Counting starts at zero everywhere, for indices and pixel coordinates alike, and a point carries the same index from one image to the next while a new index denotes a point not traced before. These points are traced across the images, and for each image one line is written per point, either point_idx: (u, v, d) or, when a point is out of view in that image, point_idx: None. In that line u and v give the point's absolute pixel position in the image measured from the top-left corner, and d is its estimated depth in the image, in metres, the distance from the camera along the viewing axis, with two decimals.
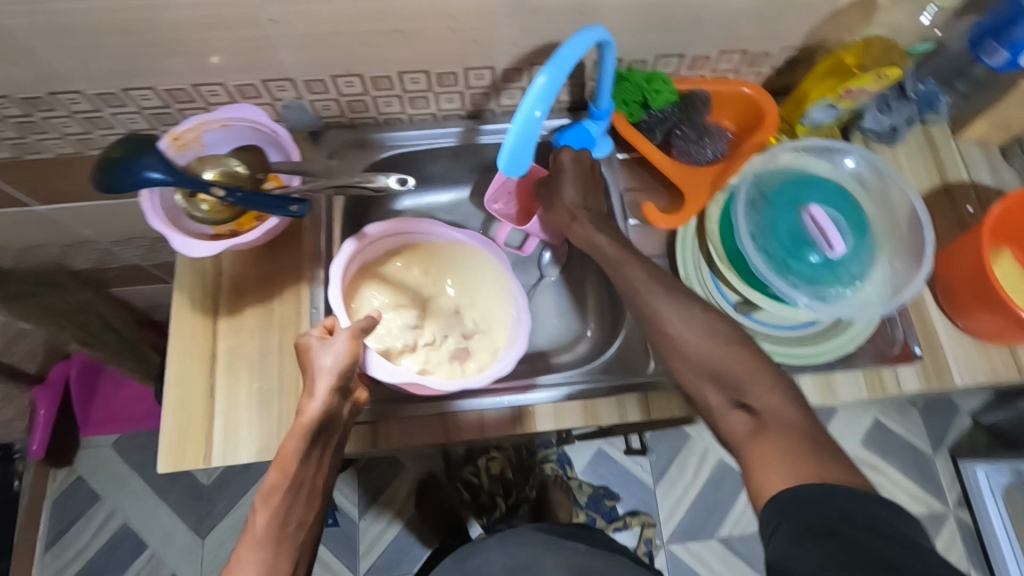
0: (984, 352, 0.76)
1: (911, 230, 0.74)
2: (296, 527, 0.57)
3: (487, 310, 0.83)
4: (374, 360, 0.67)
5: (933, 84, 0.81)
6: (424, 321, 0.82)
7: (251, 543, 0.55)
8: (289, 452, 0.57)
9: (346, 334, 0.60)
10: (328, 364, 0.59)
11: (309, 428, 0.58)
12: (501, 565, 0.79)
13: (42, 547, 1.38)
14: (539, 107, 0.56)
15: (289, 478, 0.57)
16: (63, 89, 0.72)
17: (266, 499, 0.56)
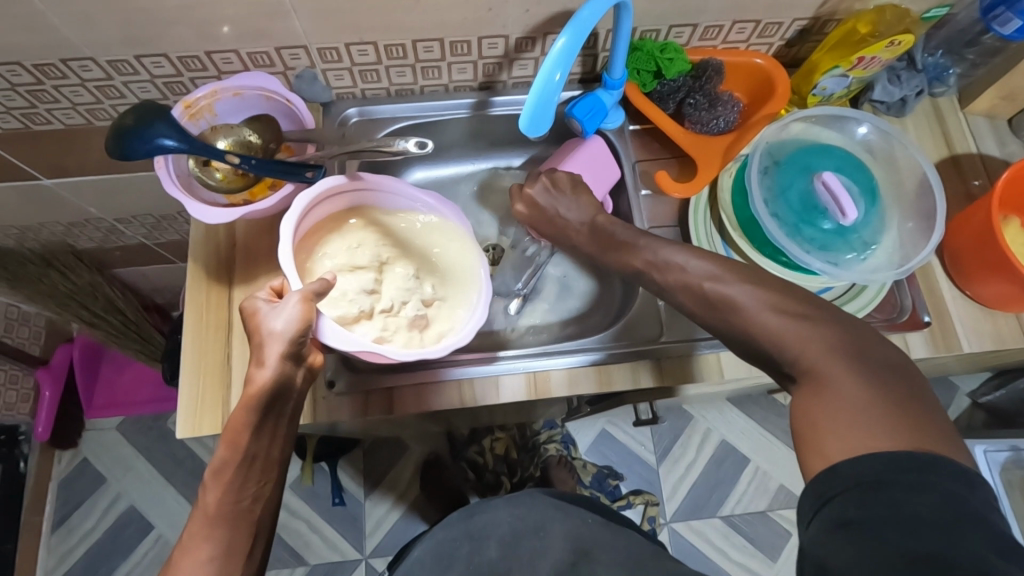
0: (991, 319, 0.77)
1: (919, 196, 0.75)
2: (251, 501, 0.58)
3: (450, 279, 0.78)
4: (326, 326, 0.62)
5: (942, 57, 0.83)
6: (380, 284, 0.75)
7: (204, 520, 0.56)
8: (237, 424, 0.57)
9: (298, 298, 0.58)
10: (279, 327, 0.57)
11: (257, 399, 0.57)
12: (508, 526, 0.81)
13: (48, 529, 1.38)
14: (559, 70, 0.55)
15: (240, 452, 0.57)
16: (75, 56, 0.71)
17: (217, 476, 0.57)
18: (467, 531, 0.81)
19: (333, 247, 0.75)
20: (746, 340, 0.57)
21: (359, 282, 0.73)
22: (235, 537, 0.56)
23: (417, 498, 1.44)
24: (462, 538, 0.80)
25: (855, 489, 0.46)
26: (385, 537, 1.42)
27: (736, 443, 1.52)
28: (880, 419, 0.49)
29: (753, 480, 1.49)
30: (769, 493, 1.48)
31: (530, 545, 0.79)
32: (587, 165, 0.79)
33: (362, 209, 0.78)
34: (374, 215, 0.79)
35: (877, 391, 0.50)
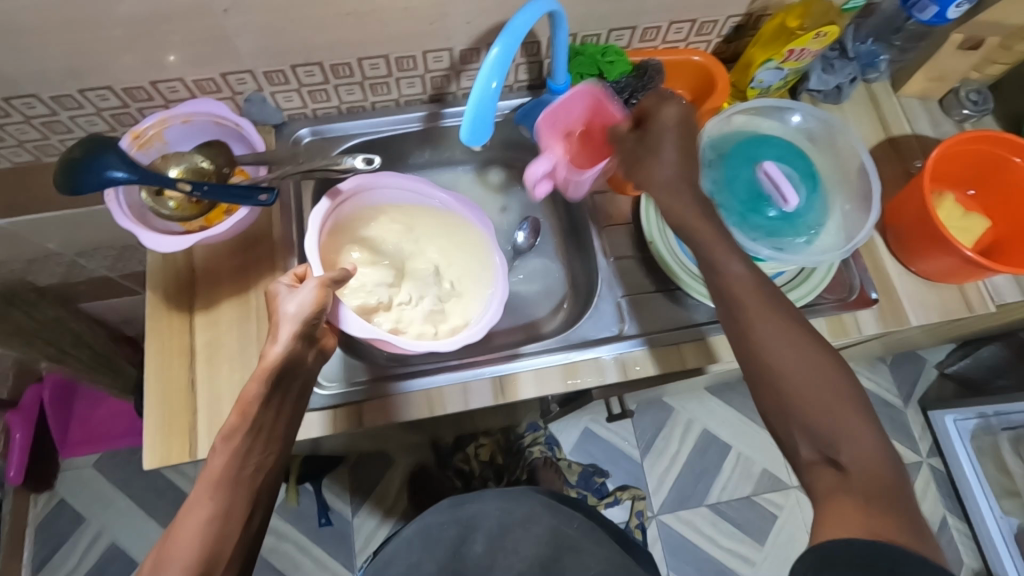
0: (936, 292, 0.81)
1: (859, 178, 0.78)
2: (253, 470, 0.55)
3: (466, 276, 0.83)
4: (346, 315, 0.68)
5: (874, 44, 0.87)
6: (401, 279, 0.80)
7: (206, 483, 0.53)
8: (251, 395, 0.57)
9: (315, 284, 0.62)
10: (293, 308, 0.60)
11: (271, 368, 0.58)
12: (496, 519, 0.81)
13: (28, 574, 1.35)
14: (495, 78, 0.57)
15: (250, 420, 0.56)
16: (17, 93, 0.71)
17: (226, 441, 0.55)
18: (455, 518, 0.81)
19: (359, 241, 0.80)
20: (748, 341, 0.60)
21: (380, 276, 0.78)
22: (235, 504, 0.53)
23: (406, 510, 1.44)
24: (451, 525, 0.80)
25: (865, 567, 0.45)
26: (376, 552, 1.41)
27: (717, 431, 1.55)
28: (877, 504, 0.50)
29: (737, 466, 1.52)
30: (753, 478, 1.51)
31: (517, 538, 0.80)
32: None
33: (387, 206, 0.82)
34: (399, 211, 0.84)
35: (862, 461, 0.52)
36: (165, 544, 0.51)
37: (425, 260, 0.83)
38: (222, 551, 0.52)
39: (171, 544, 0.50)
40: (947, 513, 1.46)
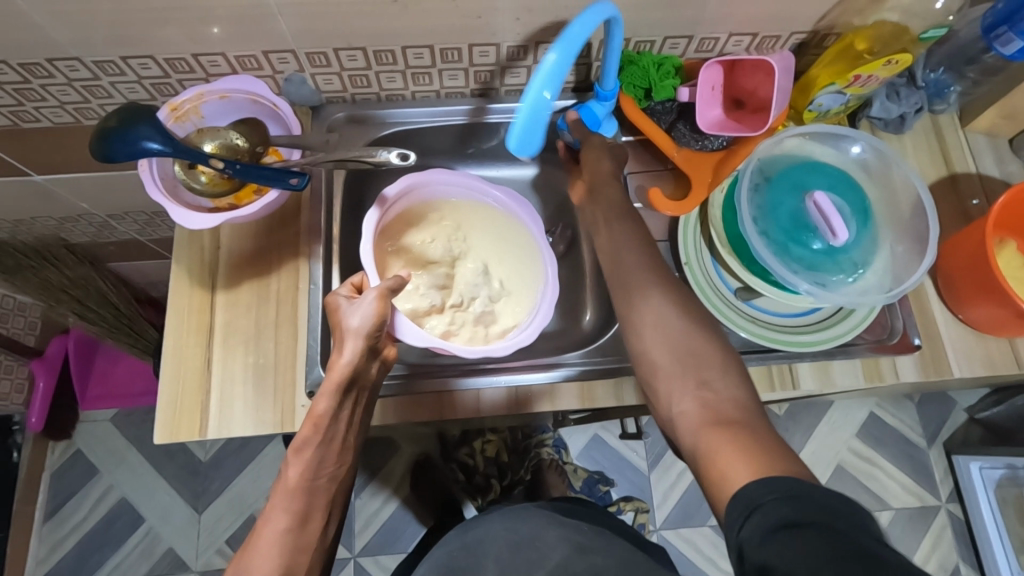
0: (982, 343, 0.76)
1: (914, 217, 0.74)
2: (327, 479, 0.60)
3: (514, 277, 0.82)
4: (402, 323, 0.67)
5: (944, 73, 0.81)
6: (451, 279, 0.81)
7: (284, 492, 0.59)
8: (322, 408, 0.59)
9: (375, 294, 0.61)
10: (358, 322, 0.60)
11: (343, 378, 0.60)
12: (505, 542, 0.78)
13: (40, 519, 1.39)
14: (549, 88, 0.54)
15: (321, 432, 0.59)
16: (61, 55, 0.70)
17: (299, 452, 0.59)
18: (463, 543, 0.82)
19: (416, 233, 0.81)
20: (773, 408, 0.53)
21: (430, 278, 0.79)
22: (311, 509, 0.59)
23: (407, 498, 1.44)
24: (459, 551, 0.81)
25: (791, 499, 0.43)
26: (375, 536, 1.42)
27: None
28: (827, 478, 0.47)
29: None
30: None
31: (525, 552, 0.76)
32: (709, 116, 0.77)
33: (437, 202, 0.83)
34: (450, 208, 0.84)
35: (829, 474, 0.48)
36: (246, 554, 0.56)
37: (474, 260, 0.82)
38: (300, 560, 0.57)
39: (254, 555, 0.56)
40: (960, 561, 1.41)
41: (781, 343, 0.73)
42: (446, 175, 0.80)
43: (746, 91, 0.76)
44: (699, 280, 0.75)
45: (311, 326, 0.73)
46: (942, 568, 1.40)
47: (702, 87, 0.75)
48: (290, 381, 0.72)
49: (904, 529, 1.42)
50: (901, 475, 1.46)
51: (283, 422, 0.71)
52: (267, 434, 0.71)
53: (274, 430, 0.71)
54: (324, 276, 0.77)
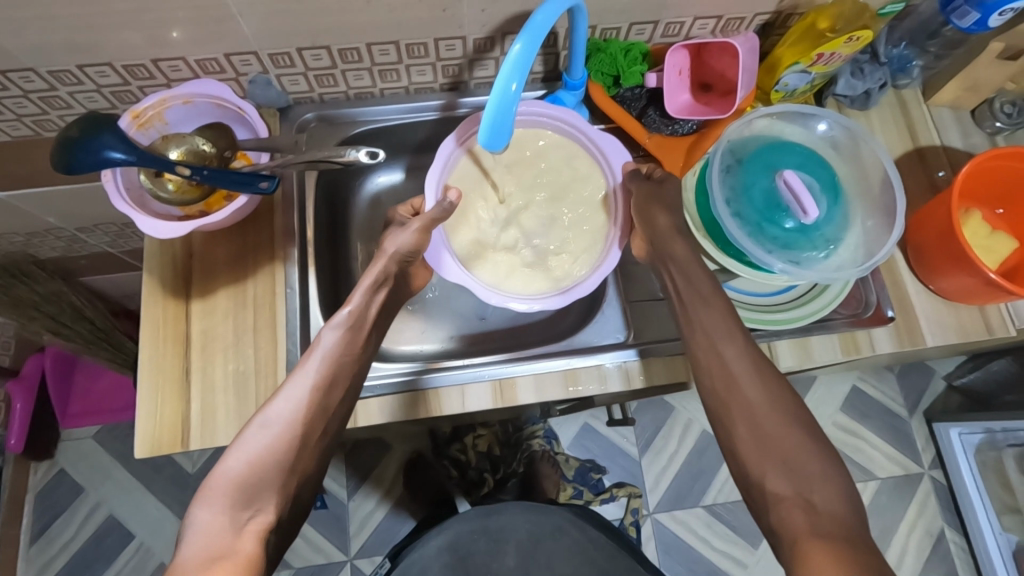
0: (955, 312, 0.78)
1: (882, 190, 0.75)
2: (352, 358, 0.64)
3: (586, 219, 0.75)
4: (445, 261, 0.71)
5: (905, 48, 0.83)
6: (513, 219, 0.75)
7: (318, 354, 0.61)
8: (358, 298, 0.66)
9: (416, 227, 0.67)
10: (395, 245, 0.68)
11: (377, 277, 0.68)
12: (525, 530, 0.83)
13: (27, 541, 1.36)
14: (515, 80, 0.52)
15: (355, 316, 0.65)
16: (15, 67, 0.68)
17: (336, 325, 0.63)
18: (484, 527, 0.83)
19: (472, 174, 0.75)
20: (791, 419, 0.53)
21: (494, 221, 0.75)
22: (338, 375, 0.61)
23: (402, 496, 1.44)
24: (479, 534, 0.83)
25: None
26: (371, 536, 1.41)
27: None
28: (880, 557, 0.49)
29: None
30: None
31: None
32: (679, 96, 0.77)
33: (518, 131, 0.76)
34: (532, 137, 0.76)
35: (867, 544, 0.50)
36: (271, 404, 0.57)
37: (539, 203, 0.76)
38: (319, 420, 0.58)
39: (279, 404, 0.57)
40: (944, 525, 1.44)
41: (760, 322, 0.74)
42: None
43: (712, 71, 0.77)
44: None
45: (290, 330, 0.73)
46: (928, 533, 1.43)
47: (669, 72, 0.76)
48: (272, 385, 0.71)
49: (890, 498, 1.45)
50: (885, 446, 1.49)
51: None
52: None
53: None
54: (301, 279, 0.76)
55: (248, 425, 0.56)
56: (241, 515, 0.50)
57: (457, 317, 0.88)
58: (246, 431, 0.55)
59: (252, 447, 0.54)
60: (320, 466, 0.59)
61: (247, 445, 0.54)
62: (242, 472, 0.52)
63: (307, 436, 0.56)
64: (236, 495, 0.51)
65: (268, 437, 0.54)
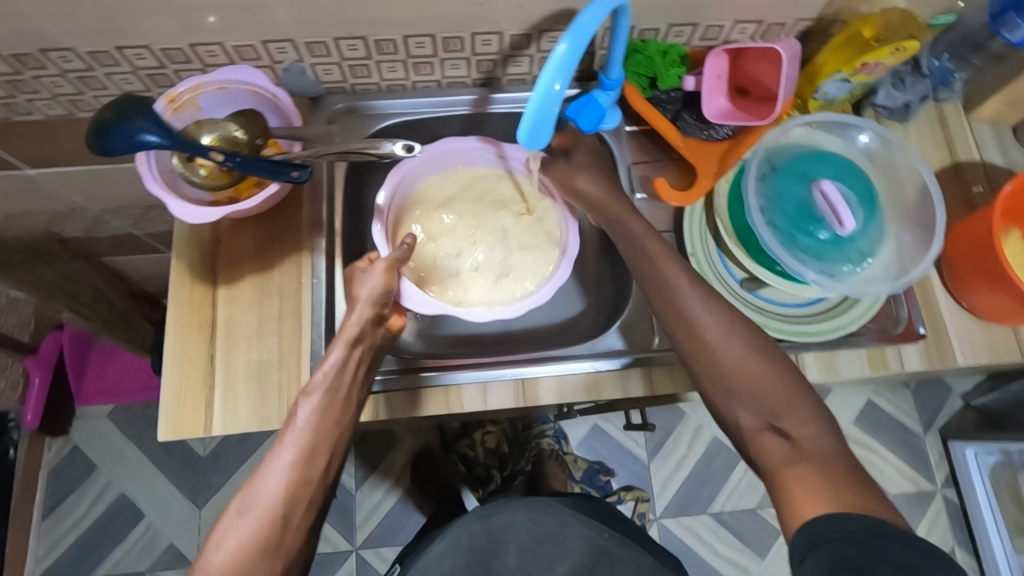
0: (986, 331, 0.77)
1: (919, 206, 0.74)
2: (333, 423, 0.63)
3: (536, 231, 0.85)
4: (407, 289, 0.73)
5: (948, 61, 0.81)
6: (470, 245, 0.84)
7: (293, 430, 0.61)
8: (333, 358, 0.64)
9: (383, 268, 0.69)
10: (368, 290, 0.68)
11: (353, 333, 0.65)
12: (526, 530, 0.82)
13: (39, 516, 1.38)
14: (559, 80, 0.51)
15: (328, 379, 0.63)
16: (54, 46, 0.68)
17: (310, 394, 0.63)
18: (485, 528, 0.82)
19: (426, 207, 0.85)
20: (789, 412, 0.59)
21: (453, 243, 0.84)
22: (316, 448, 0.61)
23: (409, 489, 1.44)
24: (480, 535, 0.82)
25: (857, 538, 0.48)
26: (377, 528, 1.42)
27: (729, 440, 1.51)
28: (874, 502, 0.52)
29: (744, 478, 1.49)
30: (759, 491, 1.48)
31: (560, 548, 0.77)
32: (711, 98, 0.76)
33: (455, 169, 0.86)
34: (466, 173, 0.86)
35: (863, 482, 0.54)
36: (250, 489, 0.59)
37: (492, 227, 0.85)
38: (300, 495, 0.59)
39: (257, 487, 0.59)
40: (955, 544, 1.42)
41: (789, 333, 0.73)
42: (474, 141, 0.83)
43: (750, 78, 0.76)
44: (705, 271, 0.75)
45: (315, 320, 0.73)
46: None
47: (708, 76, 0.75)
48: (295, 376, 0.71)
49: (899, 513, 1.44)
50: (898, 462, 1.48)
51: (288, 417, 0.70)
52: (273, 430, 0.71)
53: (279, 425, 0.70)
54: (327, 270, 0.76)
55: (228, 512, 0.59)
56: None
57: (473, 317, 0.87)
58: (226, 519, 0.57)
59: (231, 538, 0.56)
60: (310, 537, 0.60)
61: (227, 537, 0.57)
62: (227, 565, 0.55)
63: (290, 514, 0.58)
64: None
65: (246, 524, 0.57)
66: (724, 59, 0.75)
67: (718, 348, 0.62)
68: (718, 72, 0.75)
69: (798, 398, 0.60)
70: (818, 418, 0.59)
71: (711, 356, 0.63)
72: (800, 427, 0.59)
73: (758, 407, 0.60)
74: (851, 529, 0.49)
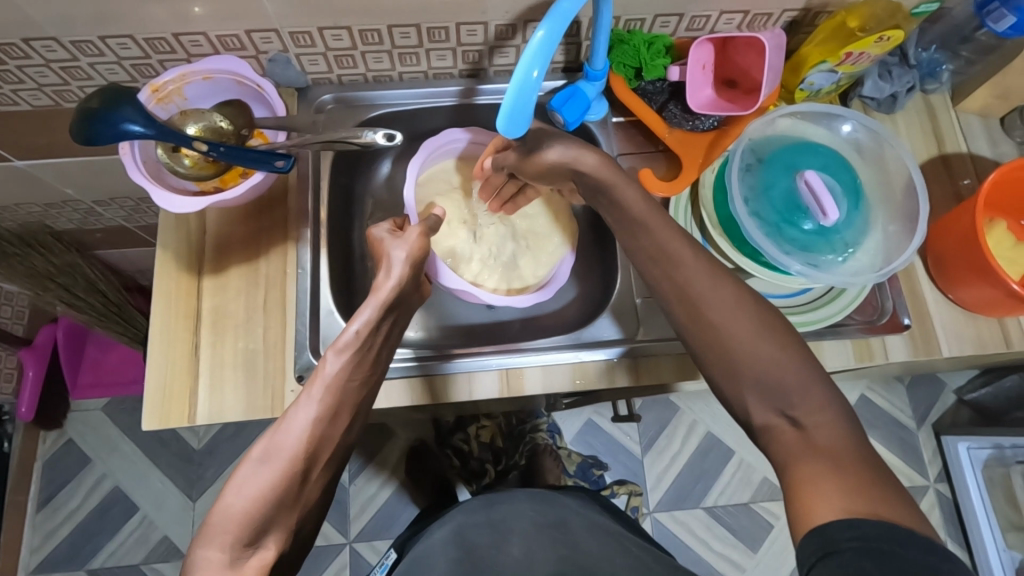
0: (973, 323, 0.77)
1: (905, 196, 0.74)
2: (358, 383, 0.60)
3: (539, 227, 0.87)
4: (445, 271, 0.77)
5: (936, 52, 0.81)
6: (480, 236, 0.86)
7: (321, 384, 0.58)
8: (365, 317, 0.61)
9: (418, 230, 0.66)
10: (398, 252, 0.64)
11: (388, 296, 0.63)
12: (530, 519, 0.81)
13: (34, 508, 1.38)
14: (537, 67, 0.51)
15: (362, 340, 0.60)
16: (37, 35, 0.68)
17: (341, 352, 0.59)
18: (487, 519, 0.81)
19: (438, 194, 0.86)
20: (799, 397, 0.51)
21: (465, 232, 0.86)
22: (342, 405, 0.58)
23: (403, 482, 1.45)
24: (482, 525, 0.81)
25: (871, 548, 0.42)
26: (371, 521, 1.42)
27: (722, 435, 1.51)
28: (900, 505, 0.45)
29: (738, 472, 1.49)
30: (753, 485, 1.48)
31: (551, 537, 0.77)
32: (696, 90, 0.76)
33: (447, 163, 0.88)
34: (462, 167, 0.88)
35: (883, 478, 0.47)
36: (271, 439, 0.54)
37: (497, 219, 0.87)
38: (321, 450, 0.55)
39: (280, 436, 0.54)
40: (947, 540, 1.42)
41: None
42: (459, 133, 0.85)
43: (735, 68, 0.75)
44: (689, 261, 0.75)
45: (300, 311, 0.73)
46: None
47: (692, 66, 0.74)
48: (281, 365, 0.71)
49: None
50: (891, 457, 1.47)
51: (272, 407, 0.70)
52: (258, 419, 0.71)
53: (263, 415, 0.71)
54: (312, 261, 0.76)
55: (244, 461, 0.53)
56: (243, 553, 0.49)
57: (460, 309, 0.87)
58: (246, 467, 0.52)
59: (250, 486, 0.51)
60: (326, 495, 0.57)
61: (245, 484, 0.51)
62: (245, 510, 0.50)
63: (309, 471, 0.54)
64: (237, 534, 0.49)
65: (266, 474, 0.52)
66: (709, 50, 0.74)
67: (725, 327, 0.54)
68: (702, 63, 0.75)
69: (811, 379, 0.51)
70: (833, 404, 0.51)
71: (719, 338, 0.54)
72: (813, 415, 0.51)
73: (769, 391, 0.52)
74: (867, 535, 0.43)
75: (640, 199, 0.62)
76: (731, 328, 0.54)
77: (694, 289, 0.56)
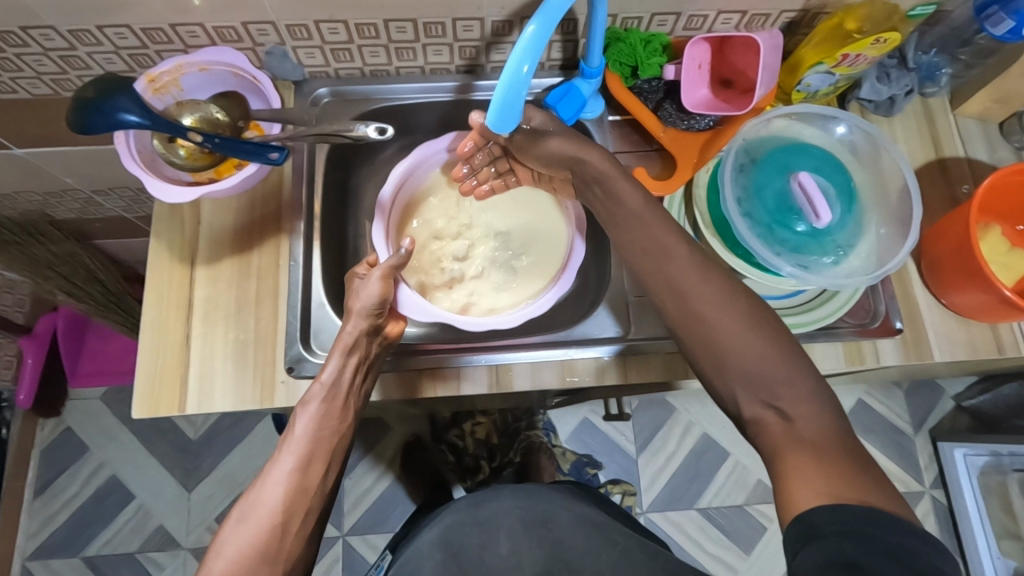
0: (965, 328, 0.76)
1: (900, 200, 0.74)
2: (331, 433, 0.64)
3: (538, 232, 0.85)
4: (404, 297, 0.73)
5: (936, 55, 0.80)
6: (472, 252, 0.86)
7: (291, 442, 0.62)
8: (328, 370, 0.64)
9: (380, 276, 0.67)
10: (362, 301, 0.66)
11: (348, 345, 0.65)
12: (517, 516, 0.79)
13: (31, 495, 1.39)
14: (527, 62, 0.51)
15: (324, 389, 0.64)
16: (34, 24, 0.69)
17: (307, 406, 0.64)
18: (475, 519, 0.79)
19: (429, 211, 0.87)
20: (788, 396, 0.50)
21: (453, 248, 0.86)
22: (314, 453, 0.62)
23: (397, 477, 1.45)
24: (470, 526, 0.79)
25: (852, 531, 0.42)
26: (365, 515, 1.42)
27: (718, 437, 1.51)
28: (887, 497, 0.45)
29: (733, 474, 1.49)
30: (747, 488, 1.48)
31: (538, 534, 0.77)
32: (691, 88, 0.76)
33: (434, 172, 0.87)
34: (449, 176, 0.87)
35: (864, 464, 0.47)
36: (248, 497, 0.59)
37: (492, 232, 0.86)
38: (299, 502, 0.59)
39: (258, 495, 0.59)
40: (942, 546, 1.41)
41: None
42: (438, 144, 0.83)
43: (731, 67, 0.75)
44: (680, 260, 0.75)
45: (292, 303, 0.73)
46: None
47: (688, 65, 0.74)
48: (272, 356, 0.72)
49: None
50: (887, 462, 1.47)
51: (261, 398, 0.71)
52: (248, 411, 0.71)
53: (252, 406, 0.71)
54: (305, 253, 0.76)
55: (228, 521, 0.58)
56: None
57: None
58: (226, 528, 0.57)
59: (230, 546, 0.56)
60: (309, 548, 0.60)
61: (227, 544, 0.56)
62: (228, 570, 0.54)
63: (289, 523, 0.58)
64: None
65: (245, 531, 0.56)
66: (704, 50, 0.74)
67: (717, 323, 0.53)
68: (699, 62, 0.75)
69: (796, 378, 0.51)
70: (817, 394, 0.51)
71: (712, 337, 0.54)
72: (800, 406, 0.50)
73: (753, 383, 0.52)
74: (845, 520, 0.43)
75: (631, 196, 0.62)
76: (718, 327, 0.53)
77: (682, 286, 0.56)
